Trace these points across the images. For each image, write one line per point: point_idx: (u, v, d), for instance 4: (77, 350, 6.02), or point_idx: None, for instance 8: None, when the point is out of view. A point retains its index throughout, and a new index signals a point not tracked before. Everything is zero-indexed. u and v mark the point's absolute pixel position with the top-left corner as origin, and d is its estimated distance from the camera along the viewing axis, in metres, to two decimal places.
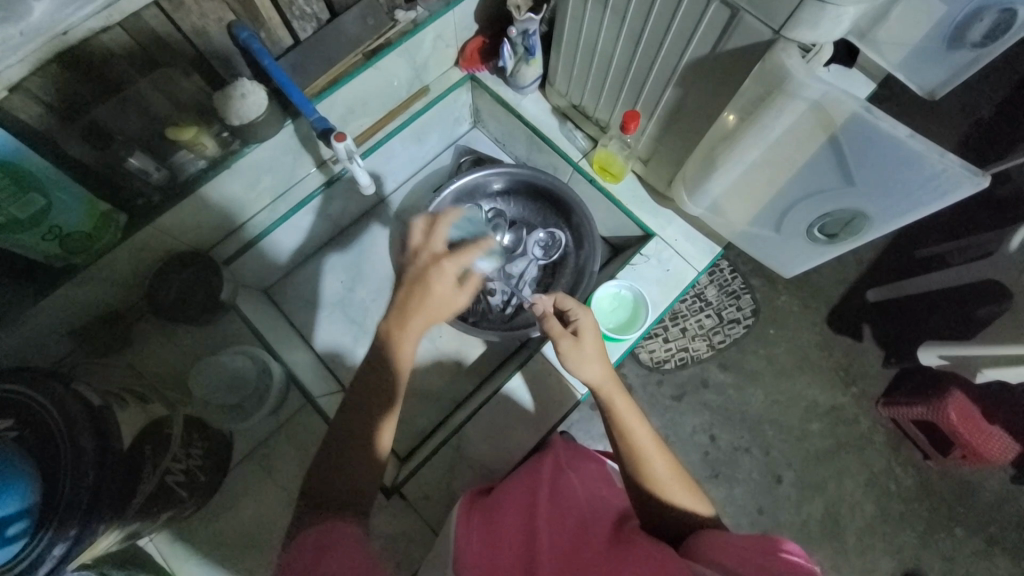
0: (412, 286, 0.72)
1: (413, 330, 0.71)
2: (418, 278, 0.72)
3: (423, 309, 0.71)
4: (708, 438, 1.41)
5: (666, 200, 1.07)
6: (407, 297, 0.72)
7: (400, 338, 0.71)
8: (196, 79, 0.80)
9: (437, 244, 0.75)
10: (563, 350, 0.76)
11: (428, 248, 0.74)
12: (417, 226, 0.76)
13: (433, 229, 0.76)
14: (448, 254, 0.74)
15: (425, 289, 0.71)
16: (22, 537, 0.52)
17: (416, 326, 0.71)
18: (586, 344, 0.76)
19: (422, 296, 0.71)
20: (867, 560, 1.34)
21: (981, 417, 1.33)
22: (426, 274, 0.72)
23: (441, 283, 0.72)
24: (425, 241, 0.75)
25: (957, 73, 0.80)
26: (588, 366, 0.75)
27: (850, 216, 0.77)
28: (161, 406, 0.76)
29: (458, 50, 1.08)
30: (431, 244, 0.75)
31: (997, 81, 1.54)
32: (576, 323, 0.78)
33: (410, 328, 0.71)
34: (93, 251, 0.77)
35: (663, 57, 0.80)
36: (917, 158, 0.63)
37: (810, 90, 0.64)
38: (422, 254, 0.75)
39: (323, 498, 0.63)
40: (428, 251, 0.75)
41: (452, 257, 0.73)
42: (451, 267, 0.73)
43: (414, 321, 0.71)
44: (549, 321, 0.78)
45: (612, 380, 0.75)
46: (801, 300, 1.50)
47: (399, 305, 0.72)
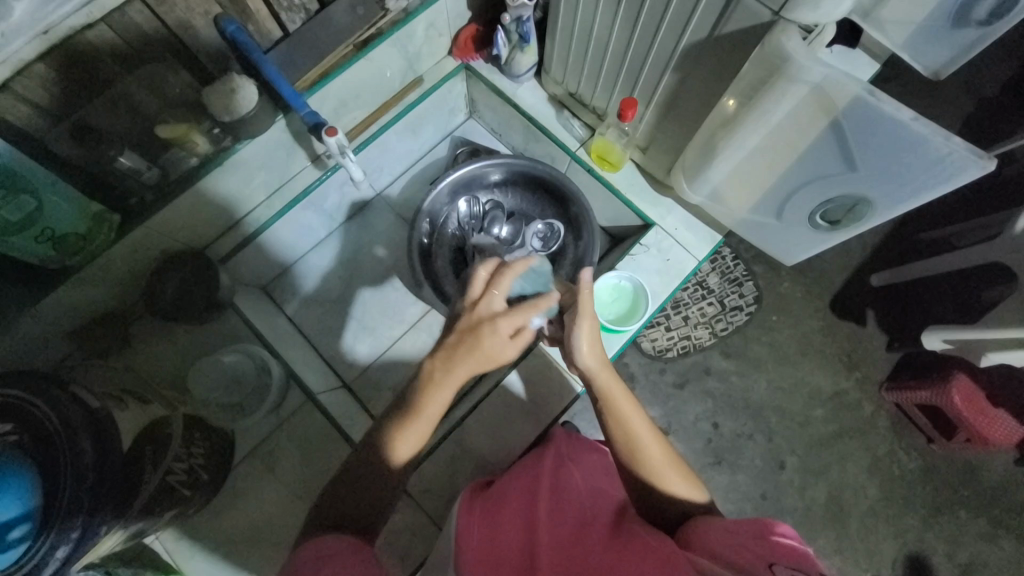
0: (462, 337, 0.66)
1: (455, 381, 0.66)
2: (470, 330, 0.66)
3: (470, 363, 0.65)
4: (710, 426, 1.41)
5: (665, 188, 1.05)
6: (452, 347, 0.66)
7: (439, 385, 0.66)
8: (184, 74, 0.78)
9: (495, 298, 0.68)
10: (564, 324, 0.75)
11: (487, 303, 0.67)
12: (481, 275, 0.70)
13: (496, 282, 0.68)
14: (505, 313, 0.66)
15: (474, 344, 0.65)
16: (25, 541, 0.53)
17: (458, 376, 0.66)
18: (583, 322, 0.74)
19: (469, 351, 0.65)
20: (870, 543, 1.34)
21: (984, 399, 1.32)
22: (478, 329, 0.65)
23: (493, 341, 0.65)
24: (485, 295, 0.68)
25: (964, 51, 0.77)
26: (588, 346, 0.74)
27: (852, 201, 0.76)
28: (160, 407, 0.76)
29: (451, 38, 1.06)
30: (492, 297, 0.68)
31: (1004, 58, 1.51)
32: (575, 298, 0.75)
33: (452, 376, 0.65)
34: (87, 252, 0.77)
35: (661, 42, 0.78)
36: (922, 141, 0.61)
37: (811, 73, 0.62)
38: (479, 307, 0.67)
39: (335, 520, 0.64)
40: (485, 307, 0.67)
41: (510, 317, 0.66)
42: (506, 326, 0.65)
43: (457, 373, 0.65)
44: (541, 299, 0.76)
45: (609, 369, 0.74)
46: (803, 286, 1.48)
47: (446, 350, 0.66)
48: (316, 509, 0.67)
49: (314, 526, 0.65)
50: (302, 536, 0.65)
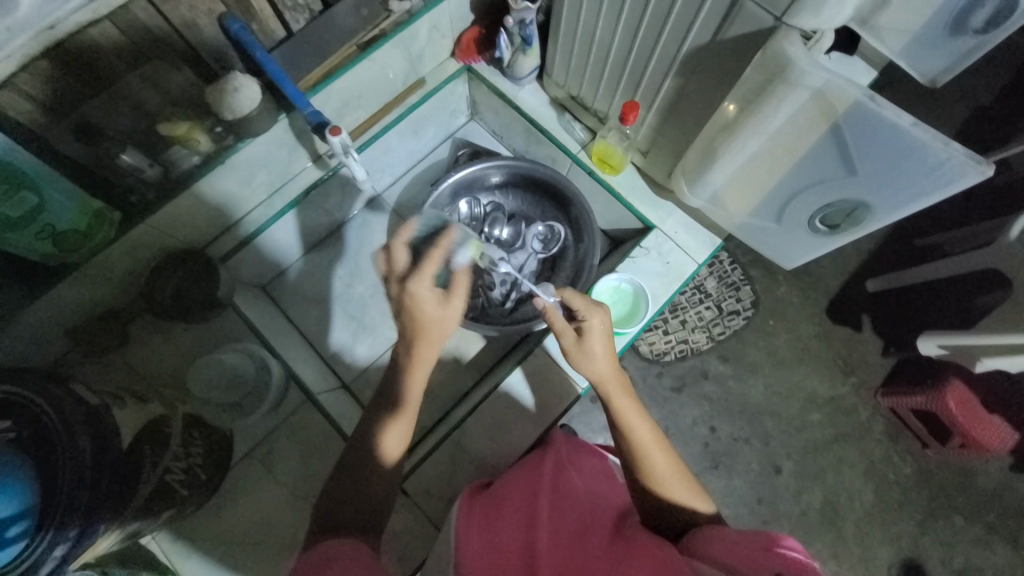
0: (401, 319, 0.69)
1: (426, 356, 0.70)
2: (400, 308, 0.69)
3: (423, 337, 0.69)
4: (707, 430, 1.41)
5: (666, 192, 1.06)
6: (403, 331, 0.70)
7: (414, 368, 0.70)
8: (187, 72, 0.78)
9: (401, 264, 0.70)
10: (568, 349, 0.76)
11: (396, 276, 0.69)
12: (380, 258, 0.72)
13: (395, 251, 0.70)
14: (413, 277, 0.68)
15: (411, 316, 0.68)
16: (24, 538, 0.52)
17: (426, 351, 0.70)
18: (591, 341, 0.74)
19: (418, 326, 0.69)
20: (866, 548, 1.35)
21: (977, 403, 1.34)
22: (404, 304, 0.68)
23: (423, 306, 0.68)
24: (390, 268, 0.70)
25: (958, 62, 0.79)
26: (591, 364, 0.75)
27: (851, 206, 0.77)
28: (159, 405, 0.75)
29: (453, 41, 1.07)
30: (396, 270, 0.70)
31: (998, 68, 1.53)
32: (584, 324, 0.75)
33: (420, 355, 0.70)
34: (88, 248, 0.77)
35: (663, 46, 0.78)
36: (921, 147, 0.62)
37: (811, 79, 0.63)
38: (394, 283, 0.70)
39: (330, 518, 0.64)
40: (396, 279, 0.70)
41: (421, 274, 0.68)
42: (421, 287, 0.68)
43: (421, 351, 0.69)
44: (551, 317, 0.76)
45: (617, 381, 0.75)
46: (800, 290, 1.50)
47: (404, 339, 0.70)
48: (320, 509, 0.66)
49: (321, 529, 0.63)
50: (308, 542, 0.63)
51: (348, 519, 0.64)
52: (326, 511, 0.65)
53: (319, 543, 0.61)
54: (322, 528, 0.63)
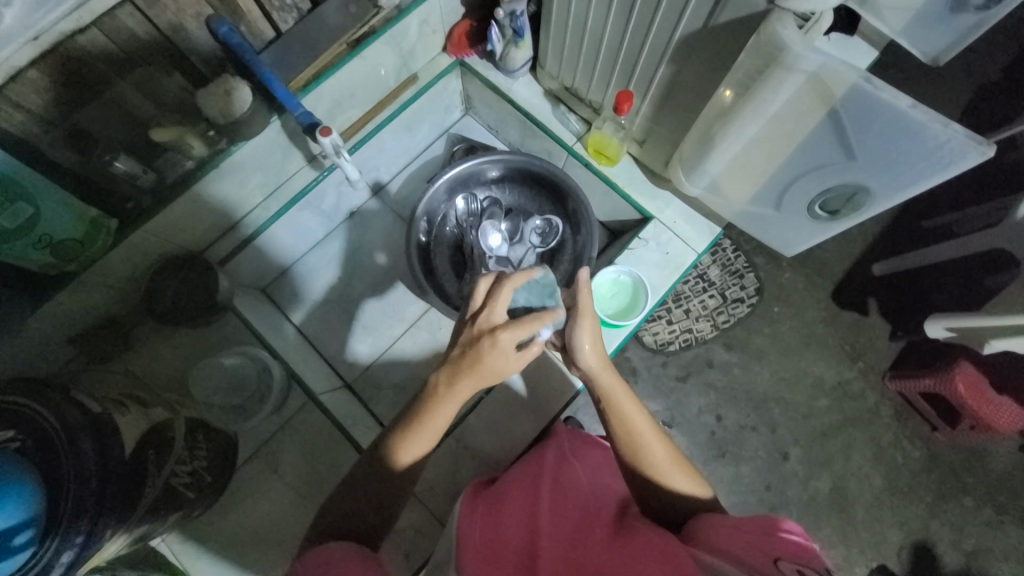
0: (465, 351, 0.66)
1: (459, 394, 0.66)
2: (471, 345, 0.66)
3: (471, 378, 0.65)
4: (713, 418, 1.40)
5: (663, 181, 1.04)
6: (458, 360, 0.66)
7: (444, 398, 0.66)
8: (177, 77, 0.79)
9: (496, 313, 0.68)
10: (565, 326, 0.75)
11: (486, 316, 0.67)
12: (482, 289, 0.70)
13: (496, 291, 0.68)
14: (506, 327, 0.65)
15: (477, 359, 0.65)
16: (29, 546, 0.51)
17: (461, 392, 0.65)
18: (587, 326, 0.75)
19: (472, 365, 0.65)
20: (875, 532, 1.35)
21: (988, 386, 1.32)
22: (480, 343, 0.65)
23: (496, 355, 0.64)
24: (485, 307, 0.68)
25: (962, 37, 0.77)
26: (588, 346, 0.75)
27: (851, 190, 0.75)
28: (163, 410, 0.77)
29: (445, 35, 1.06)
30: (492, 312, 0.68)
31: (1004, 43, 1.49)
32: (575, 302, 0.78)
33: (455, 390, 0.65)
34: (86, 257, 0.77)
35: (654, 34, 0.77)
36: (920, 127, 0.60)
37: (807, 62, 0.62)
38: (480, 320, 0.68)
39: (334, 519, 0.64)
40: (486, 321, 0.67)
41: (511, 330, 0.65)
42: (509, 340, 0.65)
43: (461, 389, 0.65)
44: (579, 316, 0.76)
45: (609, 369, 0.75)
46: (804, 276, 1.48)
47: (452, 365, 0.67)
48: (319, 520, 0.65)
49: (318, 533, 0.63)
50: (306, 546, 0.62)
51: (355, 520, 0.64)
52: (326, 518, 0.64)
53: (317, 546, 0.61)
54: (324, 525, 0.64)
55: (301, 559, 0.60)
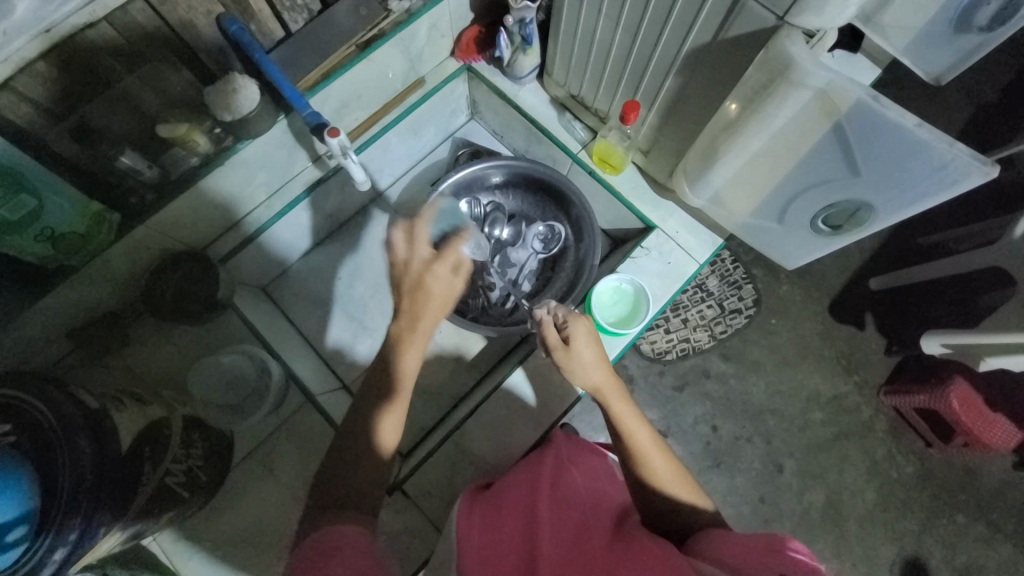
0: (412, 296, 0.72)
1: (423, 329, 0.73)
2: (414, 286, 0.72)
3: (430, 310, 0.73)
4: (709, 428, 1.41)
5: (667, 191, 1.05)
6: (411, 306, 0.72)
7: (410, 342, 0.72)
8: (186, 73, 0.78)
9: (423, 248, 0.73)
10: (557, 360, 0.78)
11: (417, 256, 0.72)
12: (397, 239, 0.74)
13: (416, 232, 0.73)
14: (438, 257, 0.73)
15: (424, 293, 0.72)
16: (22, 542, 0.51)
17: (425, 326, 0.73)
18: (577, 350, 0.77)
19: (425, 299, 0.72)
20: (867, 546, 1.35)
21: (982, 403, 1.33)
22: (422, 280, 0.72)
23: (439, 282, 0.72)
24: (411, 250, 0.73)
25: (963, 59, 0.78)
26: (584, 372, 0.77)
27: (855, 207, 0.76)
28: (159, 407, 0.76)
29: (453, 40, 1.06)
30: (417, 251, 0.73)
31: (1001, 64, 1.51)
32: (567, 331, 0.78)
33: (420, 328, 0.73)
34: (87, 252, 0.77)
35: (663, 46, 0.78)
36: (926, 147, 0.61)
37: (814, 78, 0.62)
38: (412, 262, 0.73)
39: (332, 497, 0.63)
40: (417, 259, 0.73)
41: (443, 258, 0.73)
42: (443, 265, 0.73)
43: (422, 323, 0.72)
44: (545, 332, 0.79)
45: (613, 385, 0.77)
46: (802, 289, 1.49)
47: (404, 312, 0.72)
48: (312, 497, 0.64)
49: (317, 509, 0.62)
50: (304, 530, 0.61)
51: (349, 497, 0.63)
52: (321, 490, 0.64)
53: (317, 530, 0.59)
54: (320, 506, 0.63)
55: (299, 548, 0.59)
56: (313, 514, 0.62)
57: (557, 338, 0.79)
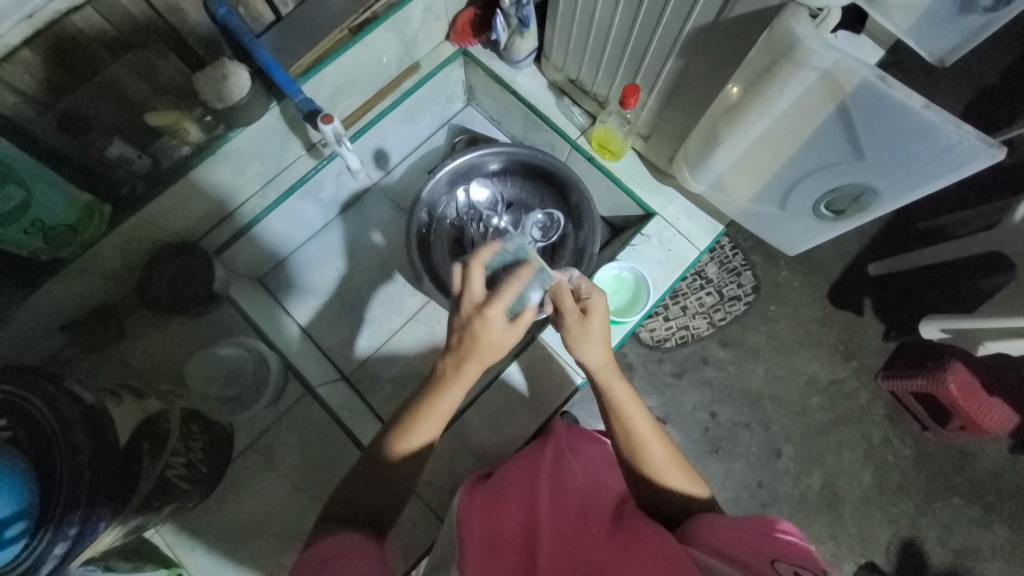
0: (462, 338, 0.66)
1: (468, 375, 0.67)
2: (464, 332, 0.66)
3: (478, 358, 0.66)
4: (708, 415, 1.41)
5: (668, 177, 1.03)
6: (458, 348, 0.66)
7: (452, 382, 0.67)
8: (174, 59, 0.76)
9: (476, 292, 0.66)
10: (567, 329, 0.73)
11: (468, 300, 0.66)
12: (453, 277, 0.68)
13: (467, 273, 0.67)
14: (491, 303, 0.65)
15: (474, 340, 0.65)
16: (23, 537, 0.52)
17: (470, 373, 0.67)
18: (593, 325, 0.72)
19: (475, 348, 0.66)
20: (864, 529, 1.36)
21: (978, 386, 1.34)
22: (473, 328, 0.65)
23: (491, 334, 0.65)
24: (465, 290, 0.67)
25: (969, 39, 0.76)
26: (591, 348, 0.72)
27: (858, 191, 0.75)
28: (156, 400, 0.75)
29: (448, 23, 1.04)
30: (470, 294, 0.66)
31: (1005, 45, 1.49)
32: (587, 302, 0.73)
33: (465, 372, 0.66)
34: (79, 243, 0.76)
35: (664, 26, 0.75)
36: (932, 129, 0.60)
37: (820, 58, 0.61)
38: (464, 305, 0.67)
39: (347, 514, 0.66)
40: (470, 304, 0.66)
41: (500, 309, 0.66)
42: (497, 314, 0.65)
43: (470, 370, 0.66)
44: (562, 299, 0.73)
45: (612, 367, 0.73)
46: (801, 276, 1.48)
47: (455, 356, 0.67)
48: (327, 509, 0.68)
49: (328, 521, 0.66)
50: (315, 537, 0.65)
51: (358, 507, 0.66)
52: (340, 509, 0.67)
53: (324, 538, 0.63)
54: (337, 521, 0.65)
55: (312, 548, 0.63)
56: (330, 522, 0.65)
57: (574, 306, 0.73)
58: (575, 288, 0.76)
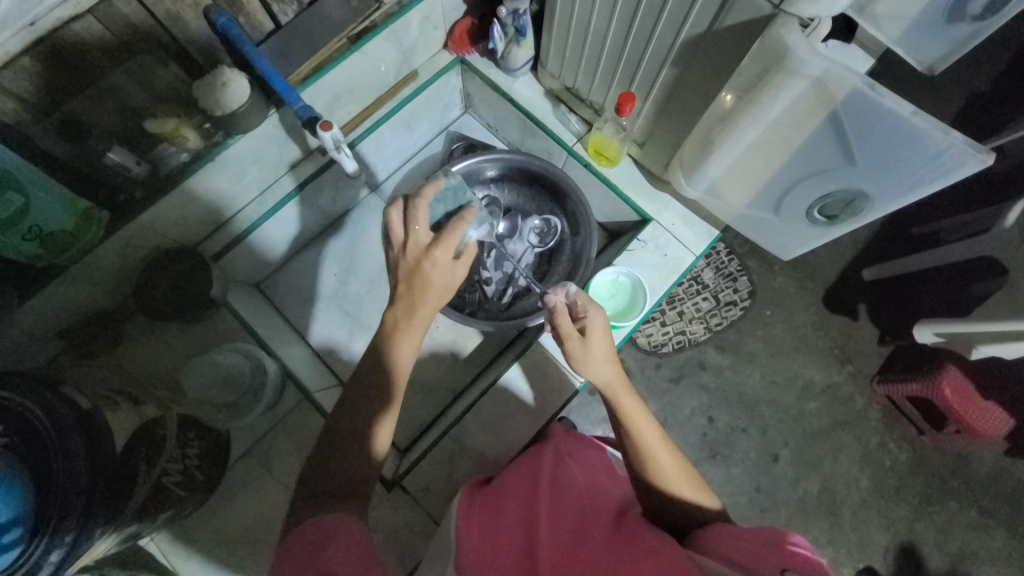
0: (410, 281, 0.72)
1: (420, 318, 0.72)
2: (412, 272, 0.72)
3: (428, 298, 0.72)
4: (705, 420, 1.42)
5: (663, 183, 1.04)
6: (408, 293, 0.72)
7: (406, 328, 0.72)
8: (174, 68, 0.77)
9: (421, 233, 0.73)
10: (570, 352, 0.76)
11: (415, 241, 0.72)
12: (396, 220, 0.73)
13: (414, 217, 0.73)
14: (436, 242, 0.72)
15: (423, 281, 0.71)
16: (18, 544, 0.51)
17: (423, 313, 0.72)
18: (593, 342, 0.74)
19: (423, 287, 0.71)
20: (862, 533, 1.36)
21: (972, 389, 1.35)
22: (421, 268, 0.71)
23: (438, 270, 0.71)
24: (409, 233, 0.73)
25: (957, 48, 0.78)
26: (595, 366, 0.75)
27: (851, 196, 0.76)
28: (153, 407, 0.75)
29: (446, 32, 1.05)
30: (416, 234, 0.73)
31: (993, 53, 1.52)
32: (585, 321, 0.76)
33: (418, 315, 0.72)
34: (77, 248, 0.76)
35: (659, 35, 0.77)
36: (921, 135, 0.61)
37: (810, 67, 0.62)
38: (411, 246, 0.73)
39: (323, 487, 0.63)
40: (416, 244, 0.72)
41: (442, 244, 0.72)
42: (442, 253, 0.72)
43: (421, 311, 0.72)
44: (561, 321, 0.76)
45: (621, 383, 0.75)
46: (796, 281, 1.50)
47: (404, 298, 0.72)
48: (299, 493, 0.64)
49: (304, 501, 0.63)
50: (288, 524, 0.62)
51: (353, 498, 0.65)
52: (307, 484, 0.64)
53: (300, 525, 0.60)
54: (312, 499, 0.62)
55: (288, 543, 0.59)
56: (303, 507, 0.63)
57: (573, 328, 0.77)
58: (570, 304, 0.79)
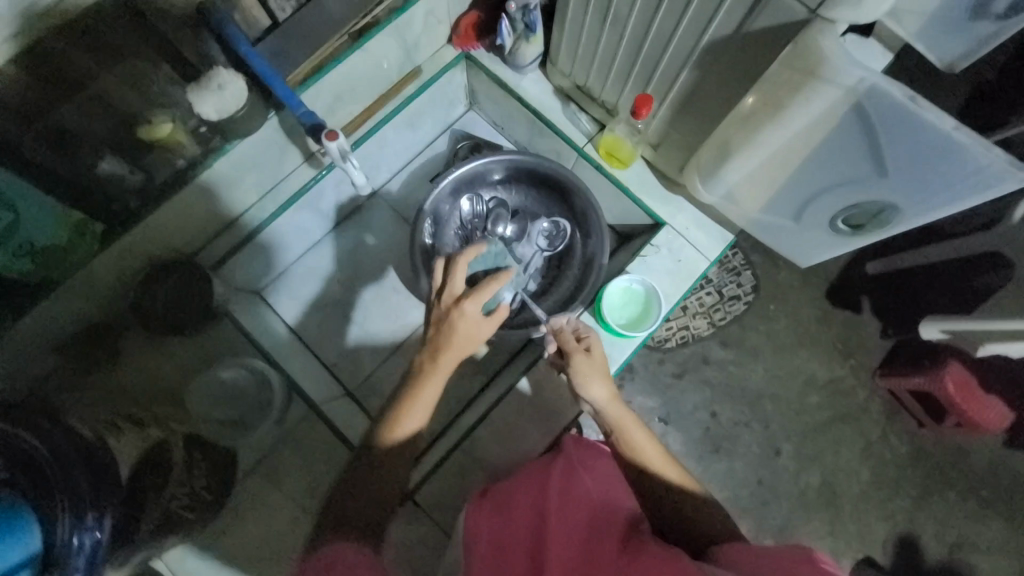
0: (440, 329, 0.70)
1: (442, 368, 0.69)
2: (443, 320, 0.71)
3: (452, 349, 0.69)
4: (708, 415, 1.41)
5: (676, 185, 1.01)
6: (434, 339, 0.70)
7: (428, 374, 0.69)
8: (165, 68, 0.72)
9: (456, 284, 0.72)
10: (573, 365, 0.79)
11: (449, 290, 0.71)
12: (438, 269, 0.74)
13: (452, 268, 0.72)
14: (469, 295, 0.70)
15: (450, 330, 0.70)
16: None
17: (446, 366, 0.69)
18: (595, 359, 0.79)
19: (449, 337, 0.69)
20: (862, 524, 1.38)
21: (976, 385, 1.37)
22: (449, 317, 0.70)
23: (466, 322, 0.70)
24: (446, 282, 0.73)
25: (977, 44, 0.75)
26: (596, 383, 0.77)
27: (879, 208, 0.73)
28: (156, 428, 0.78)
29: (451, 25, 1.00)
30: (452, 285, 0.72)
31: None
32: (587, 341, 0.81)
33: (440, 365, 0.69)
34: (71, 262, 0.73)
35: (681, 36, 0.73)
36: (961, 151, 0.58)
37: (848, 78, 0.59)
38: (445, 295, 0.72)
39: (336, 516, 0.62)
40: (451, 295, 0.72)
41: (474, 298, 0.70)
42: (473, 307, 0.70)
43: (444, 362, 0.69)
44: (562, 339, 0.82)
45: (620, 403, 0.77)
46: (801, 275, 1.48)
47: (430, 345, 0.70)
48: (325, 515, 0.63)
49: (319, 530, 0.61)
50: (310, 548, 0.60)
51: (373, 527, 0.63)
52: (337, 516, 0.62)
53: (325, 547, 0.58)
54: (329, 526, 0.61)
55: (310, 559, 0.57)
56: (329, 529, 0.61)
57: (577, 344, 0.81)
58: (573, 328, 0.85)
